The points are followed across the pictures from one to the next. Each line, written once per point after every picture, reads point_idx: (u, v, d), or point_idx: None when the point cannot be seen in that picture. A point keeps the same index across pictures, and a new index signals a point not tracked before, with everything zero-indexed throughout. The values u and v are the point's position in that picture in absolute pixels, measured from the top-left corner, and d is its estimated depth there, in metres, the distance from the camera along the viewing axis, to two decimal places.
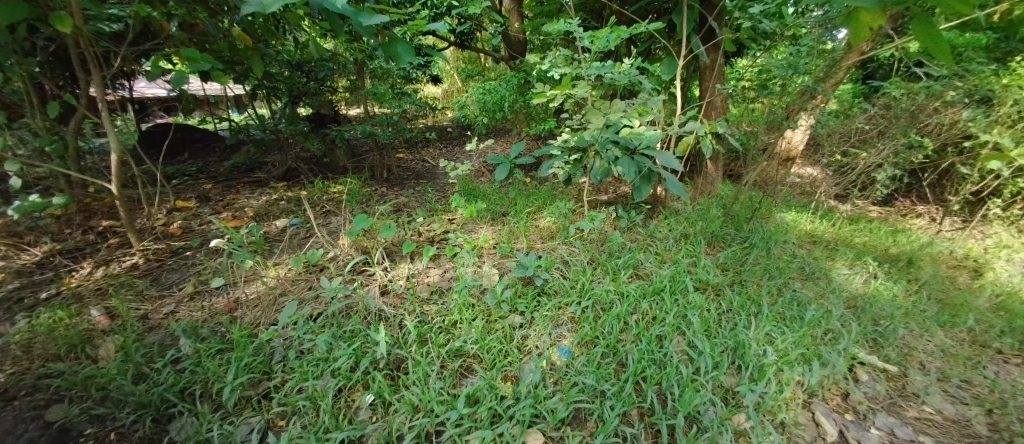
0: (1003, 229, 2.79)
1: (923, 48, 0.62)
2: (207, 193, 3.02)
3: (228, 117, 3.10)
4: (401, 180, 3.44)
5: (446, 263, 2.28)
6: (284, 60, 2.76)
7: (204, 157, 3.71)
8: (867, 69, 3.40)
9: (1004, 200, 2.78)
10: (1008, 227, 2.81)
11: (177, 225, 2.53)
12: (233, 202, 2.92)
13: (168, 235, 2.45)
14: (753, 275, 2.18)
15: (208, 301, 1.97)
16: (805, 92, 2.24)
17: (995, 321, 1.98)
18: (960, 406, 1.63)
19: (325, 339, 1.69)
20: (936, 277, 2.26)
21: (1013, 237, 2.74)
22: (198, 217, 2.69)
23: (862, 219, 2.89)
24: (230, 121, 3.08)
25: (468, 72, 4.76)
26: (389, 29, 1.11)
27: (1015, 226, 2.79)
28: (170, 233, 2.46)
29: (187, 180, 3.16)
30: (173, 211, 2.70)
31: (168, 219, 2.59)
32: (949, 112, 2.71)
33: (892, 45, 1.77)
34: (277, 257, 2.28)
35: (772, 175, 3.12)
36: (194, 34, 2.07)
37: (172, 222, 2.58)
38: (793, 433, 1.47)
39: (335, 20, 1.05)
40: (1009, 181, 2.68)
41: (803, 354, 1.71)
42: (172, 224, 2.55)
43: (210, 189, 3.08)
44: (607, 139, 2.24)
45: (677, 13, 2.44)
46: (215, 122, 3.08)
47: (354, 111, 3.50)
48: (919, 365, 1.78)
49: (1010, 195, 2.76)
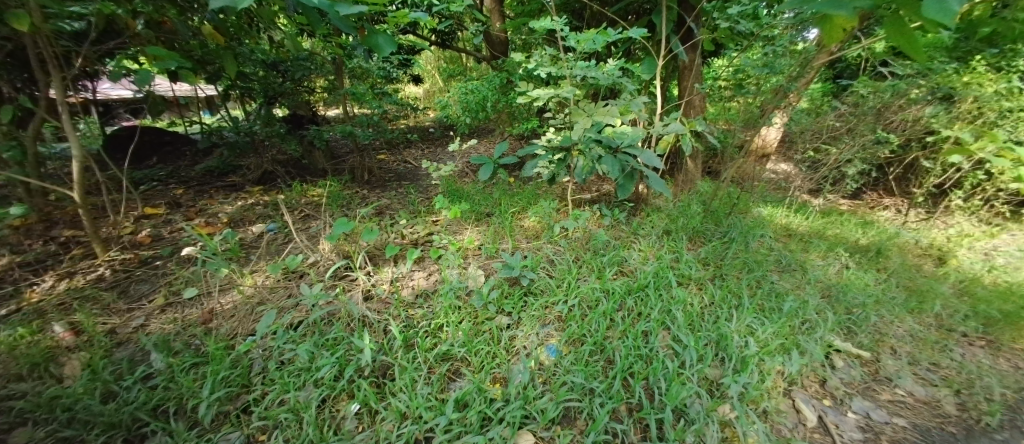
0: (965, 219, 2.95)
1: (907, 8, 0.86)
2: (178, 199, 2.89)
3: (199, 120, 2.97)
4: (383, 182, 3.36)
5: (430, 266, 2.26)
6: (258, 59, 2.62)
7: (175, 161, 3.54)
8: (836, 69, 3.57)
9: (966, 192, 2.94)
10: (969, 216, 2.98)
11: (145, 233, 2.40)
12: (206, 207, 2.79)
13: (136, 243, 2.32)
14: (732, 268, 2.24)
15: (181, 312, 1.87)
16: (780, 91, 2.29)
17: (960, 306, 2.08)
18: (931, 387, 1.72)
19: (307, 348, 1.63)
20: (903, 266, 2.38)
21: (974, 227, 2.91)
22: (168, 223, 2.56)
23: (834, 213, 3.02)
24: (201, 124, 2.96)
25: (450, 71, 4.70)
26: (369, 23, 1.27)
27: (976, 216, 2.96)
28: (139, 242, 2.33)
29: (157, 185, 3.02)
30: (141, 218, 2.57)
31: (136, 227, 2.46)
32: (913, 109, 2.83)
33: (859, 45, 1.86)
34: (254, 264, 2.18)
35: (748, 172, 3.19)
36: (161, 32, 1.93)
37: (140, 230, 2.45)
38: (775, 420, 1.54)
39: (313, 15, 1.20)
40: (970, 173, 2.86)
41: (782, 344, 1.78)
42: (142, 232, 2.42)
43: (181, 195, 2.94)
44: (589, 138, 2.29)
45: (658, 12, 2.43)
46: (186, 125, 2.98)
47: (333, 112, 3.38)
48: (891, 350, 1.87)
49: (970, 188, 2.93)
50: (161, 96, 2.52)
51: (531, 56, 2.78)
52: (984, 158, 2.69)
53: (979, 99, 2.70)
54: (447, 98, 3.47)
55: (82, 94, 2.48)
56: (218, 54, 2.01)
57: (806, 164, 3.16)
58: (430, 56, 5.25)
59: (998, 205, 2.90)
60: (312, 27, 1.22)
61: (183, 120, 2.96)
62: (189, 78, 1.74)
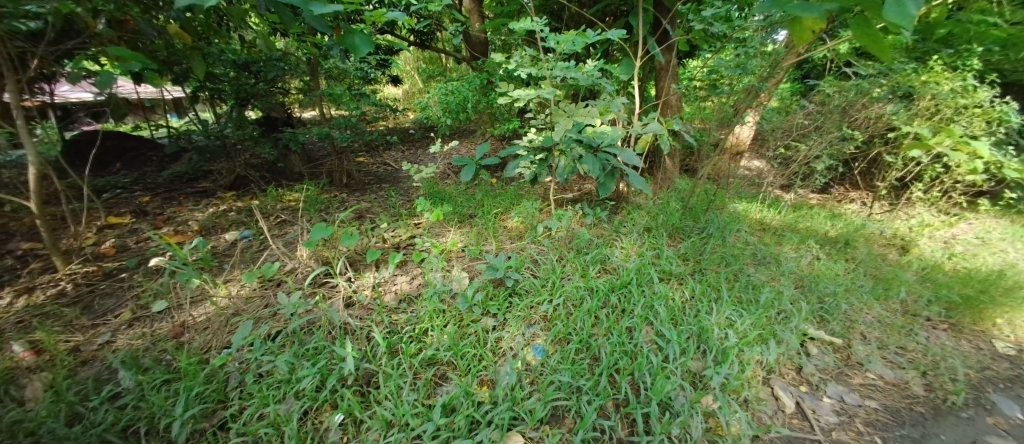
0: (925, 210, 3.14)
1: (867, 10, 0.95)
2: (144, 206, 2.74)
3: (165, 123, 2.82)
4: (362, 185, 3.28)
5: (413, 269, 2.22)
6: (228, 60, 2.47)
7: (141, 167, 3.36)
8: (804, 69, 3.77)
9: (925, 184, 3.13)
10: (929, 207, 3.17)
11: (109, 244, 2.26)
12: (175, 215, 2.66)
13: (99, 255, 2.18)
14: (711, 263, 2.31)
15: (150, 327, 1.77)
16: (752, 91, 2.38)
17: (923, 292, 2.21)
18: (899, 370, 1.83)
19: (286, 359, 1.57)
20: (870, 256, 2.51)
21: (933, 217, 3.10)
22: (134, 233, 2.42)
23: (804, 207, 3.16)
24: (168, 127, 2.81)
25: (429, 72, 4.65)
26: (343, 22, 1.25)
27: (935, 207, 3.15)
28: (102, 254, 2.19)
29: (121, 193, 2.86)
30: (104, 228, 2.42)
31: (99, 238, 2.32)
32: (875, 108, 2.94)
33: (825, 46, 1.95)
34: (227, 273, 2.09)
35: (724, 169, 3.30)
36: (124, 31, 1.79)
37: (103, 241, 2.31)
38: (755, 408, 1.60)
39: (285, 14, 1.16)
40: (928, 166, 3.03)
41: (760, 334, 1.84)
42: (105, 243, 2.28)
43: (148, 202, 2.79)
44: (570, 138, 2.32)
45: (634, 14, 2.48)
46: (150, 129, 2.82)
47: (308, 114, 3.28)
48: (861, 336, 1.97)
49: (929, 180, 3.11)
50: (124, 98, 2.37)
51: (510, 57, 2.78)
52: (941, 153, 2.83)
53: (937, 96, 2.85)
54: (427, 99, 3.43)
55: (38, 98, 2.32)
56: (186, 54, 1.91)
57: (778, 161, 3.27)
58: (408, 56, 5.19)
59: (955, 196, 3.09)
60: (285, 26, 1.20)
61: (148, 123, 2.81)
62: (154, 79, 1.64)
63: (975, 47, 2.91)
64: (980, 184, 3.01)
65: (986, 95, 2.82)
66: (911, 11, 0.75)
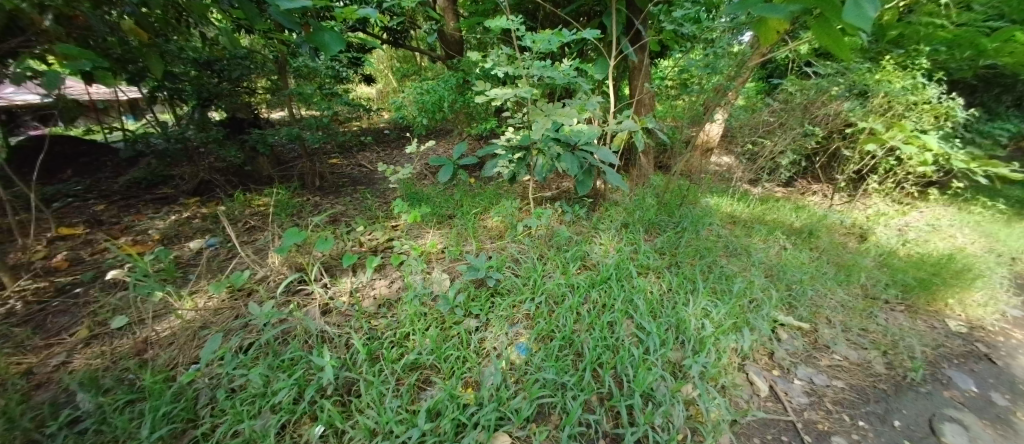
0: (880, 200, 3.36)
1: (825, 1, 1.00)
2: (98, 216, 2.55)
3: (120, 126, 2.61)
4: (336, 188, 3.17)
5: (393, 273, 2.17)
6: (189, 58, 2.29)
7: (94, 173, 3.12)
8: (768, 69, 3.98)
9: (880, 176, 3.35)
10: (883, 198, 3.39)
11: (61, 257, 2.08)
12: (132, 223, 2.48)
13: (50, 269, 2.01)
14: (687, 256, 2.39)
15: (111, 344, 1.65)
16: (721, 90, 2.47)
17: (881, 276, 2.37)
18: (862, 350, 1.96)
19: (260, 371, 1.49)
20: (832, 244, 2.67)
21: (887, 207, 3.33)
22: (88, 244, 2.25)
23: (771, 200, 3.32)
24: (124, 130, 2.60)
25: (403, 71, 4.55)
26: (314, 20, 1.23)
27: (888, 197, 3.37)
28: (53, 267, 2.02)
29: (73, 201, 2.66)
30: (54, 240, 2.24)
31: (49, 250, 2.14)
32: (834, 105, 3.13)
33: (788, 47, 2.05)
34: (194, 284, 1.97)
35: (695, 165, 3.42)
36: (73, 29, 1.54)
37: (53, 253, 2.13)
38: (732, 394, 1.67)
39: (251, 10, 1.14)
40: (882, 159, 3.24)
41: (734, 323, 1.92)
42: (56, 256, 2.10)
43: (103, 211, 2.60)
44: (548, 137, 2.33)
45: (608, 14, 2.51)
46: (104, 133, 2.60)
47: (276, 114, 3.13)
48: (826, 320, 2.10)
49: (883, 172, 3.32)
50: (73, 99, 2.19)
51: (486, 56, 2.76)
52: (894, 146, 3.05)
53: (889, 93, 3.01)
54: (402, 99, 3.36)
55: None
56: (141, 52, 1.77)
57: (746, 156, 3.43)
58: (381, 55, 5.07)
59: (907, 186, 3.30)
60: (251, 21, 1.25)
61: (101, 126, 2.60)
62: (106, 78, 1.52)
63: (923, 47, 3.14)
64: (929, 175, 3.23)
65: (933, 92, 2.99)
66: (868, 14, 0.82)
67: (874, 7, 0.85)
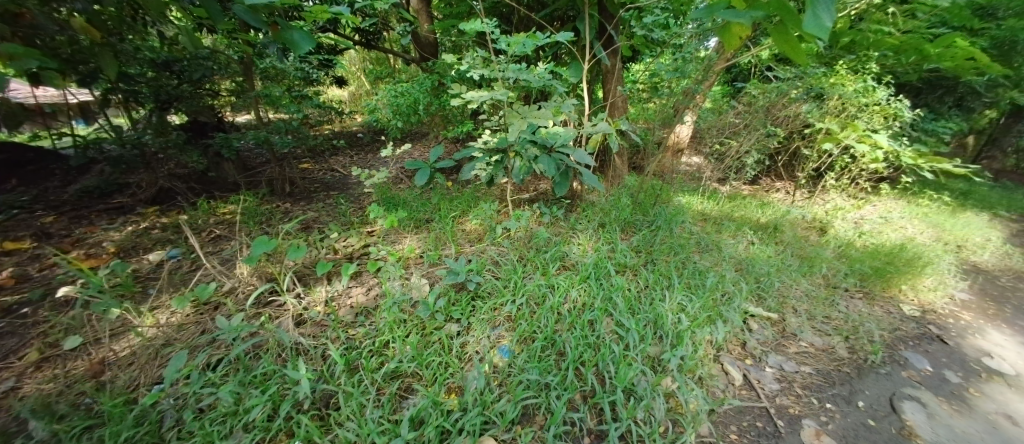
0: (836, 196, 3.60)
1: (783, 10, 1.04)
2: (46, 229, 2.34)
3: (70, 130, 2.42)
4: (307, 193, 3.05)
5: (370, 280, 2.11)
6: (145, 57, 2.15)
7: (40, 182, 2.86)
8: (733, 73, 4.19)
9: (837, 173, 3.57)
10: (840, 193, 3.63)
11: (4, 275, 1.91)
12: (85, 235, 2.30)
13: None
14: (662, 253, 2.46)
15: (64, 367, 1.52)
16: (689, 93, 2.59)
17: (840, 267, 2.54)
18: (826, 337, 2.09)
19: (231, 389, 1.41)
20: (795, 238, 2.84)
21: (843, 202, 3.56)
22: (35, 259, 2.06)
23: (739, 197, 3.49)
24: (75, 136, 2.41)
25: (377, 73, 4.46)
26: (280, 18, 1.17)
27: (844, 193, 3.61)
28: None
29: (16, 214, 2.44)
30: None
31: None
32: (794, 107, 3.33)
33: (750, 52, 2.16)
34: (155, 299, 1.84)
35: (667, 165, 3.53)
36: (19, 28, 1.35)
37: None
38: (709, 384, 1.73)
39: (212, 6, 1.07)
40: (837, 158, 3.46)
41: (708, 316, 2.00)
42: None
43: (51, 223, 2.40)
44: (524, 139, 2.33)
45: (581, 19, 2.56)
46: (52, 138, 2.40)
47: (241, 118, 2.99)
48: (792, 309, 2.22)
49: (839, 169, 3.55)
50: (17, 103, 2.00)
51: (461, 59, 2.76)
52: (849, 145, 3.28)
53: (844, 96, 3.26)
54: (376, 101, 3.30)
55: None
56: (91, 52, 1.64)
57: (714, 156, 3.58)
58: (353, 56, 4.95)
59: (861, 182, 3.55)
60: (214, 20, 1.17)
61: (48, 131, 2.40)
62: (54, 80, 1.39)
63: (872, 54, 3.43)
64: (880, 171, 3.48)
65: (882, 94, 3.28)
66: (824, 24, 0.87)
67: (830, 15, 0.90)
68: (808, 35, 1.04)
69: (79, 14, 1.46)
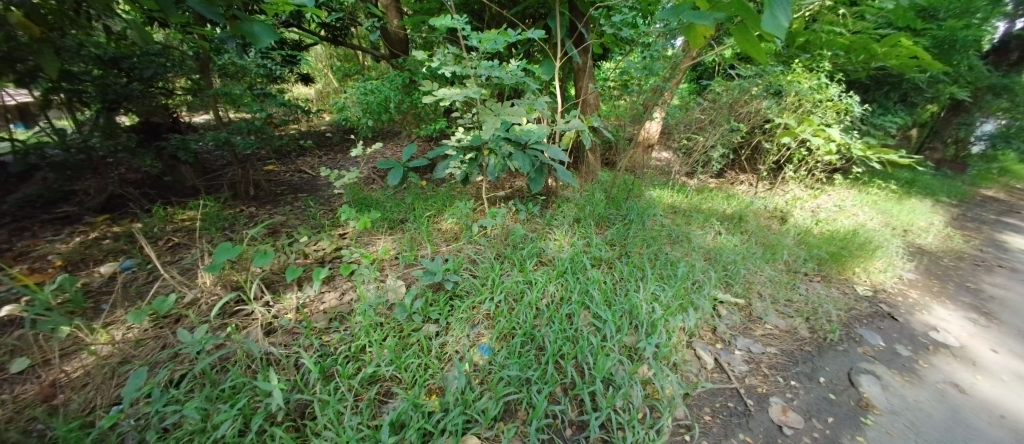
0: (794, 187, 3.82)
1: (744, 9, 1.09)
2: None
3: (7, 134, 2.21)
4: (273, 196, 2.92)
5: (343, 284, 2.05)
6: (91, 55, 2.02)
7: None
8: (698, 71, 4.36)
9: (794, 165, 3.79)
10: (798, 184, 3.86)
11: None
12: (25, 248, 2.11)
13: None
14: (635, 245, 2.53)
15: (8, 393, 1.39)
16: (658, 90, 2.69)
17: (799, 253, 2.71)
18: (788, 319, 2.23)
19: (197, 405, 1.34)
20: (758, 227, 3.00)
21: (800, 192, 3.79)
22: None
23: (706, 190, 3.64)
24: (12, 140, 2.21)
25: (345, 70, 4.32)
26: (238, 13, 1.10)
27: (802, 183, 3.84)
28: None
29: None
30: None
31: None
32: (755, 103, 3.50)
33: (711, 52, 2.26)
34: (109, 315, 1.71)
35: (638, 160, 3.62)
36: None
37: None
38: (683, 370, 1.81)
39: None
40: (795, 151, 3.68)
41: (680, 304, 2.08)
42: None
43: None
44: (498, 136, 2.32)
45: (552, 17, 2.58)
46: None
47: (199, 118, 2.80)
48: (757, 294, 2.36)
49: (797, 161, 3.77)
50: None
51: (433, 56, 2.72)
52: (805, 138, 3.49)
53: (799, 93, 3.44)
54: (344, 99, 3.20)
55: None
56: (23, 48, 1.49)
57: (682, 151, 3.70)
58: (318, 53, 4.76)
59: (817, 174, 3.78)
60: (165, 15, 1.09)
61: None
62: None
63: (825, 53, 3.66)
64: (833, 163, 3.72)
65: (833, 91, 3.51)
66: (781, 24, 0.91)
67: (786, 16, 0.95)
68: (767, 34, 1.09)
69: (16, 7, 1.32)
